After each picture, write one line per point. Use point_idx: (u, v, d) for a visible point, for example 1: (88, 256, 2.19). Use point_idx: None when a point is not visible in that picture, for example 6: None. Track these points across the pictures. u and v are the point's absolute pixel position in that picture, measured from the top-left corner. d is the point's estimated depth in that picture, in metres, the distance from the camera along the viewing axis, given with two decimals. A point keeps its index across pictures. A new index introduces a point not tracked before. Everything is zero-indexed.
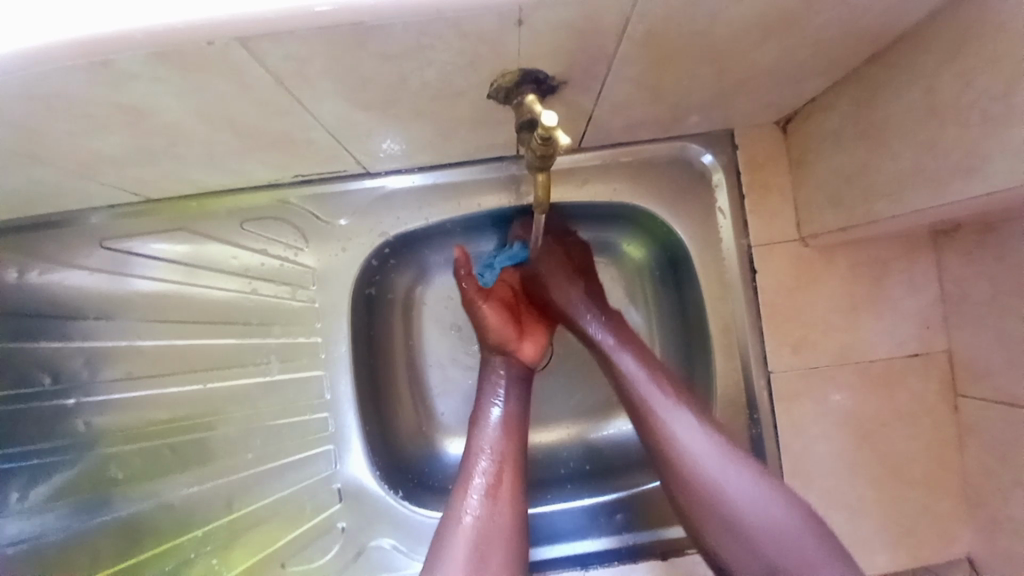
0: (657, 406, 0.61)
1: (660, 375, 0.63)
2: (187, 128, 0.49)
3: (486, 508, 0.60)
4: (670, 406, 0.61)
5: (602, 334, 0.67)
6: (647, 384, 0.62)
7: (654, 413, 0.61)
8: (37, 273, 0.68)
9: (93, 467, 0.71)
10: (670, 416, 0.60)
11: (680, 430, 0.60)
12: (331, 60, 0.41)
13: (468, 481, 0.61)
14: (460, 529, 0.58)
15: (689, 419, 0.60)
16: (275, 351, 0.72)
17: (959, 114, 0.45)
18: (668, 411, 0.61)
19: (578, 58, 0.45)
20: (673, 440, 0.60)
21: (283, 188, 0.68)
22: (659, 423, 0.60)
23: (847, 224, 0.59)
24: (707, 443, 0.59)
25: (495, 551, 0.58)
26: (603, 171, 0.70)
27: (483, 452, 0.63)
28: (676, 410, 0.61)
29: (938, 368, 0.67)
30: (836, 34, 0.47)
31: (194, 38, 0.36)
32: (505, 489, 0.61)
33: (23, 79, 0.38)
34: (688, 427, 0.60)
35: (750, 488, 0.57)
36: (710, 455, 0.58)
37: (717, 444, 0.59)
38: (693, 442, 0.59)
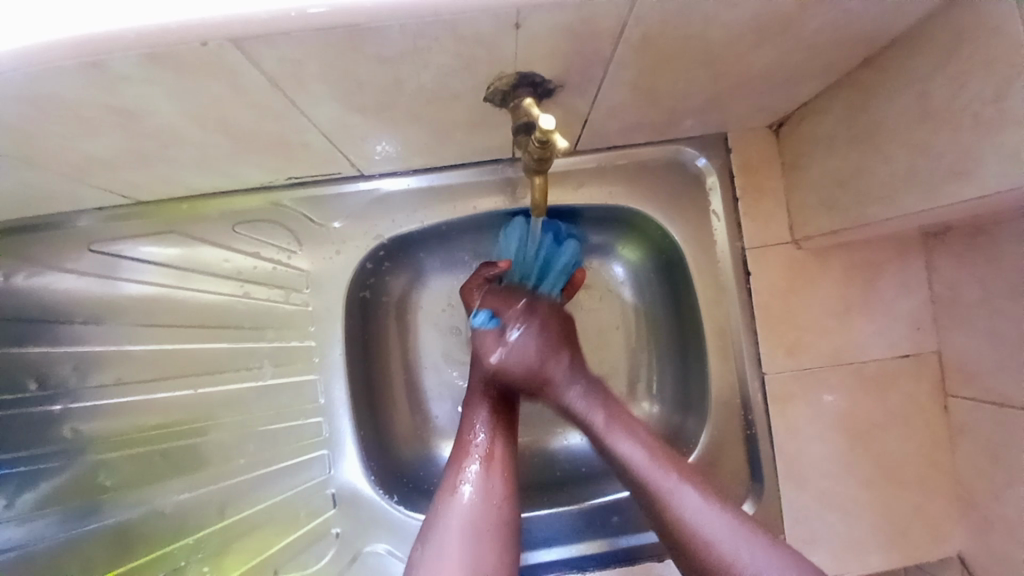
0: (662, 486, 0.56)
1: (659, 453, 0.59)
2: (180, 130, 0.48)
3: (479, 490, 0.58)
4: (677, 485, 0.56)
5: (591, 412, 0.62)
6: (649, 467, 0.58)
7: (662, 493, 0.56)
8: (24, 276, 0.67)
9: (81, 475, 0.70)
10: (677, 497, 0.56)
11: (691, 511, 0.55)
12: (328, 62, 0.41)
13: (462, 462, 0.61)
14: (452, 517, 0.56)
15: (697, 497, 0.56)
16: (268, 355, 0.72)
17: (952, 118, 0.45)
18: (675, 491, 0.56)
19: (575, 62, 0.45)
20: (686, 524, 0.54)
21: (276, 190, 0.67)
22: (669, 507, 0.55)
23: (841, 227, 0.60)
24: (722, 519, 0.54)
25: (487, 538, 0.55)
26: (598, 174, 0.70)
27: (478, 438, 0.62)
28: (685, 491, 0.56)
29: (928, 369, 0.68)
30: (830, 39, 0.47)
31: (188, 39, 0.36)
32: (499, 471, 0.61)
33: (12, 80, 0.38)
34: (697, 501, 0.55)
35: (775, 564, 0.51)
36: (725, 529, 0.54)
37: (729, 518, 0.54)
38: (707, 520, 0.54)
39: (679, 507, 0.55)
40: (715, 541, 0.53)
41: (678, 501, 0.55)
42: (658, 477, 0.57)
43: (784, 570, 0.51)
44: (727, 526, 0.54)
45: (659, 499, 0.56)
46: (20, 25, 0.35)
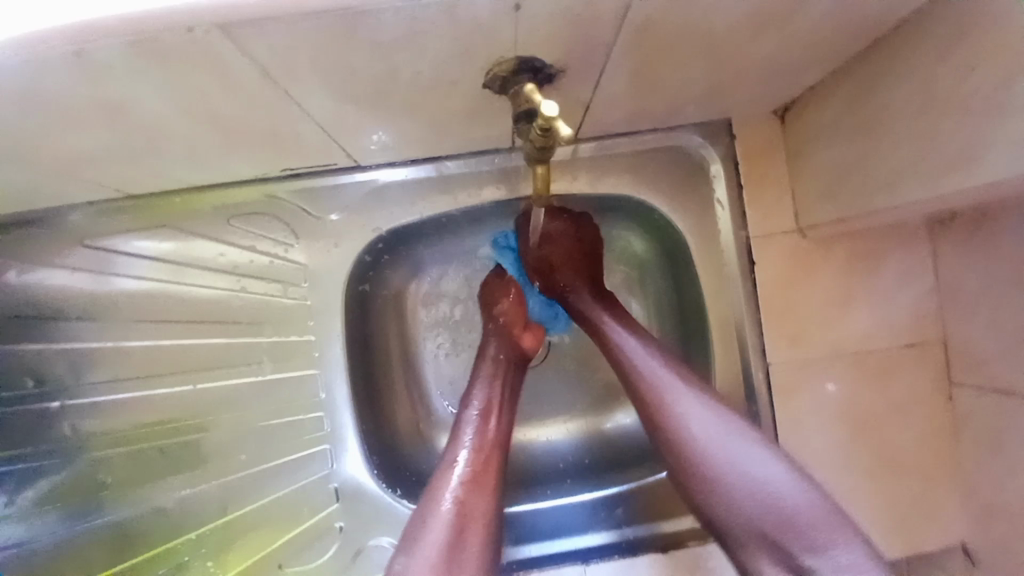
0: (671, 395, 0.59)
1: (676, 368, 0.61)
2: (169, 122, 0.47)
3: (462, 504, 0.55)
4: (686, 394, 0.59)
5: (648, 361, 0.61)
6: (664, 380, 0.60)
7: (665, 403, 0.59)
8: (16, 272, 0.65)
9: (83, 472, 0.69)
10: (683, 406, 0.58)
11: (694, 419, 0.58)
12: (320, 49, 0.39)
13: (439, 477, 0.57)
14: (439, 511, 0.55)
15: (704, 408, 0.58)
16: (267, 351, 0.71)
17: (959, 104, 0.44)
18: (682, 398, 0.59)
19: (576, 46, 0.44)
20: (687, 428, 0.58)
21: (271, 183, 0.65)
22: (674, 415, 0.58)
23: (847, 216, 0.59)
24: (723, 424, 0.57)
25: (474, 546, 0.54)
26: (600, 162, 0.69)
27: (466, 439, 0.60)
28: (691, 399, 0.59)
29: (933, 358, 0.67)
30: (841, 21, 0.46)
31: (172, 26, 0.34)
32: (484, 484, 0.57)
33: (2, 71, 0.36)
34: (702, 410, 0.58)
35: (771, 465, 0.56)
36: (723, 433, 0.57)
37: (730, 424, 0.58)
38: (711, 429, 0.57)
39: (684, 416, 0.58)
40: (711, 443, 0.57)
41: (682, 410, 0.58)
42: (700, 427, 0.57)
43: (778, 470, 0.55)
44: (729, 434, 0.57)
45: (665, 410, 0.59)
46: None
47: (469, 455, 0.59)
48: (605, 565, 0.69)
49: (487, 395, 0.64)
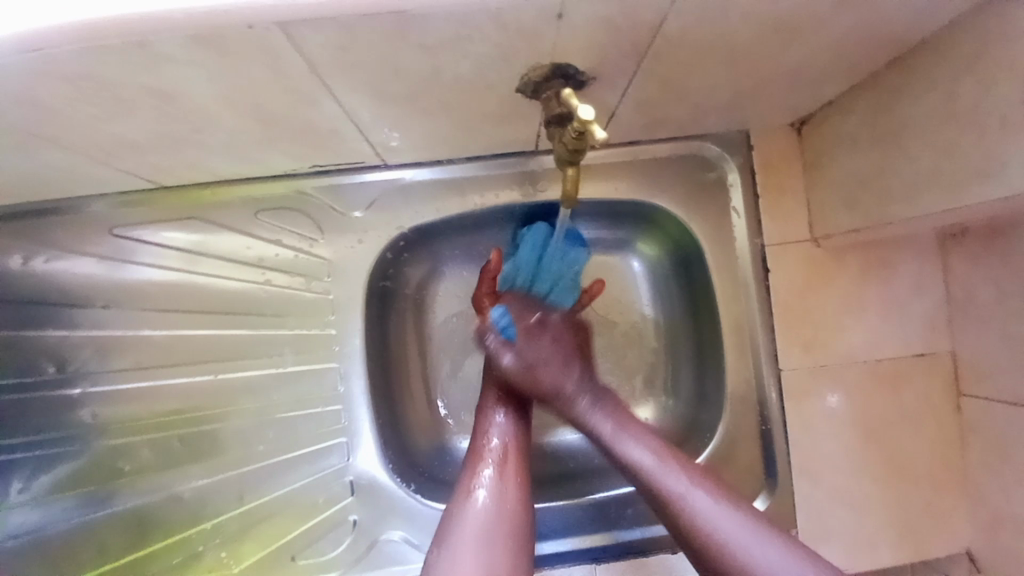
0: (667, 483, 0.57)
1: (670, 456, 0.59)
2: (210, 115, 0.48)
3: (498, 489, 0.59)
4: (688, 488, 0.56)
5: (634, 449, 0.60)
6: (660, 469, 0.58)
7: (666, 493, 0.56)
8: (44, 259, 0.67)
9: (100, 458, 0.70)
10: (688, 494, 0.56)
11: (699, 508, 0.55)
12: (368, 48, 0.41)
13: (481, 459, 0.62)
14: (465, 516, 0.57)
15: (711, 497, 0.55)
16: (289, 343, 0.72)
17: (977, 121, 0.46)
18: (686, 489, 0.56)
19: (610, 54, 0.46)
20: (694, 523, 0.54)
21: (300, 178, 0.67)
22: (683, 507, 0.55)
23: (863, 226, 0.60)
24: (734, 518, 0.54)
25: (504, 535, 0.56)
26: (621, 169, 0.70)
27: (490, 448, 0.63)
28: (698, 492, 0.56)
29: (943, 369, 0.68)
30: (865, 37, 0.47)
31: (231, 22, 0.36)
32: (516, 477, 0.61)
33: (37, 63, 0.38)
34: (707, 497, 0.55)
35: (779, 558, 0.51)
36: (732, 521, 0.54)
37: (741, 514, 0.54)
38: (717, 516, 0.54)
39: (687, 505, 0.55)
40: (720, 532, 0.53)
41: (687, 499, 0.55)
42: (703, 516, 0.54)
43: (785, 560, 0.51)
44: (740, 521, 0.53)
45: (667, 502, 0.56)
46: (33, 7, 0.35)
47: (493, 464, 0.61)
48: (615, 565, 0.71)
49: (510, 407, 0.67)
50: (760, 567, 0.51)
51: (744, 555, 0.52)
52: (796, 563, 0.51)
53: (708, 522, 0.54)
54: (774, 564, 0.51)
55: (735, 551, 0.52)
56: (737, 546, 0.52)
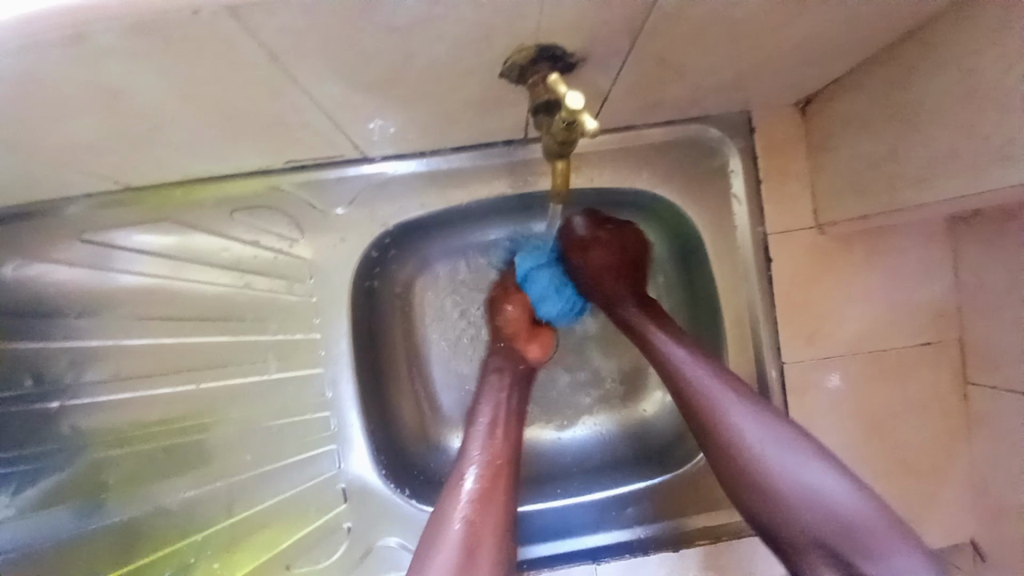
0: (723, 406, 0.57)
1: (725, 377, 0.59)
2: (170, 112, 0.45)
3: (474, 508, 0.56)
4: (737, 411, 0.57)
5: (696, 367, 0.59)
6: (712, 388, 0.58)
7: (720, 417, 0.57)
8: (12, 268, 0.63)
9: (83, 471, 0.68)
10: (733, 413, 0.57)
11: (749, 433, 0.56)
12: (332, 32, 0.37)
13: (461, 481, 0.58)
14: (449, 531, 0.54)
15: (757, 418, 0.57)
16: (272, 349, 0.69)
17: (996, 99, 0.42)
18: (732, 406, 0.57)
19: (600, 33, 0.42)
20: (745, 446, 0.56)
21: (275, 175, 0.63)
22: (717, 417, 0.57)
23: (872, 213, 0.57)
24: (764, 428, 0.56)
25: (485, 549, 0.54)
26: (616, 156, 0.67)
27: (472, 457, 0.59)
28: (739, 407, 0.57)
29: (951, 358, 0.66)
30: (877, 7, 0.44)
31: (174, 7, 0.32)
32: (496, 497, 0.57)
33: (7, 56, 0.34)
34: (752, 418, 0.56)
35: (821, 476, 0.54)
36: (779, 443, 0.56)
37: (783, 433, 0.56)
38: (760, 437, 0.56)
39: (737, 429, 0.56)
40: (751, 444, 0.56)
41: (731, 420, 0.57)
42: (754, 443, 0.56)
43: (824, 477, 0.54)
44: (777, 440, 0.56)
45: (717, 423, 0.57)
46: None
47: (476, 472, 0.58)
48: (616, 565, 0.68)
49: (496, 402, 0.64)
50: (785, 479, 0.54)
51: (772, 464, 0.55)
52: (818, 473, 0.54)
53: (750, 440, 0.56)
54: (799, 477, 0.54)
55: (775, 467, 0.55)
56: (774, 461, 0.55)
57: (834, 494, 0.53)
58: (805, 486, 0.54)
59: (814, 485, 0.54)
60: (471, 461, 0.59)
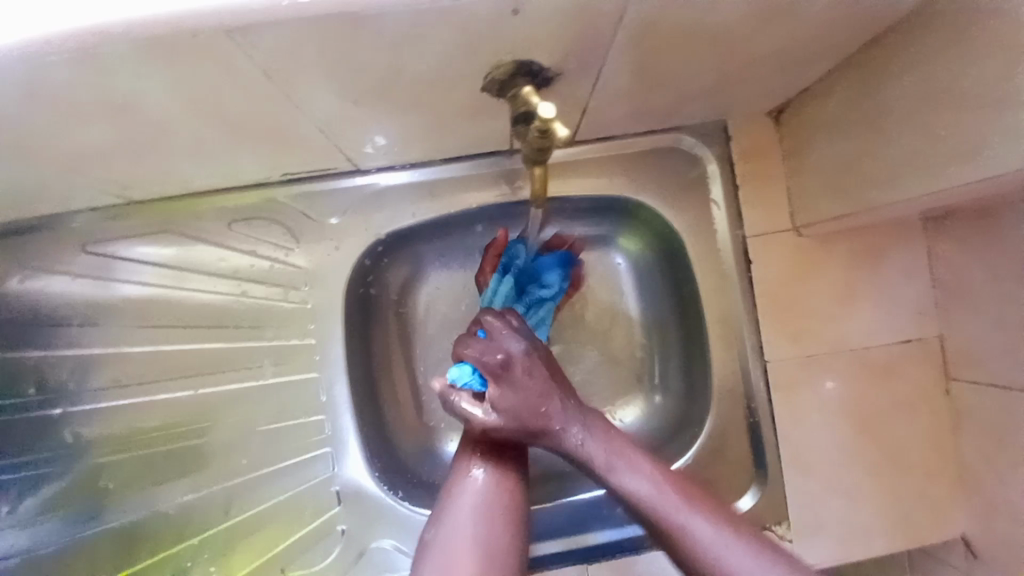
0: (673, 517, 0.51)
1: (661, 479, 0.54)
2: (172, 125, 0.47)
3: (492, 468, 0.56)
4: (689, 517, 0.51)
5: (632, 477, 0.54)
6: (656, 494, 0.52)
7: (670, 525, 0.51)
8: (19, 279, 0.66)
9: (84, 477, 0.70)
10: (681, 517, 0.51)
11: (710, 543, 0.49)
12: (324, 49, 0.40)
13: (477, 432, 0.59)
14: (466, 489, 0.55)
15: (703, 517, 0.51)
16: (268, 354, 0.71)
17: (959, 99, 0.44)
18: (678, 510, 0.51)
19: (576, 46, 0.45)
20: (701, 555, 0.49)
21: (271, 187, 0.66)
22: (667, 526, 0.51)
23: (845, 213, 0.59)
24: (716, 530, 0.50)
25: (502, 510, 0.54)
26: (599, 164, 0.69)
27: None
28: (696, 517, 0.51)
29: (932, 354, 0.68)
30: (838, 19, 0.46)
31: (180, 28, 0.35)
32: (512, 455, 0.58)
33: (22, 75, 0.37)
34: (705, 524, 0.50)
35: None
36: (748, 560, 0.48)
37: (747, 543, 0.49)
38: (714, 543, 0.49)
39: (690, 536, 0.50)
40: (708, 551, 0.49)
41: (684, 524, 0.51)
42: (723, 558, 0.49)
43: None
44: (733, 544, 0.49)
45: (667, 532, 0.51)
46: None
47: (492, 430, 0.59)
48: (605, 565, 0.70)
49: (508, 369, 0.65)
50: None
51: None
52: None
53: (716, 555, 0.49)
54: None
55: None
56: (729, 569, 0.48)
57: None
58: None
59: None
60: None
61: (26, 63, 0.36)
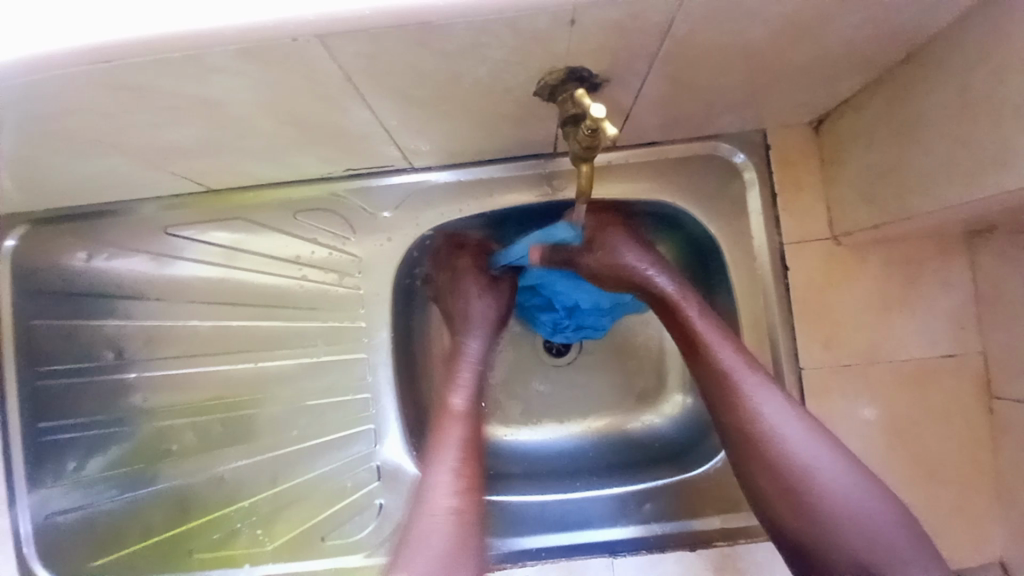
0: (747, 389, 0.60)
1: (745, 352, 0.62)
2: (257, 121, 0.53)
3: (458, 500, 0.59)
4: (762, 391, 0.60)
5: (723, 347, 0.62)
6: (736, 367, 0.61)
7: (744, 397, 0.60)
8: (106, 256, 0.73)
9: (150, 438, 0.77)
10: (759, 395, 0.60)
11: (773, 418, 0.59)
12: (396, 55, 0.44)
13: (439, 467, 0.61)
14: (437, 521, 0.58)
15: (777, 398, 0.60)
16: (321, 335, 0.76)
17: (996, 109, 0.45)
18: (757, 389, 0.60)
19: (621, 55, 0.48)
20: (765, 426, 0.59)
21: (334, 182, 0.71)
22: (738, 394, 0.60)
23: (882, 221, 0.60)
24: (789, 414, 0.59)
25: (471, 538, 0.58)
26: (637, 168, 0.72)
27: (450, 442, 0.63)
28: (763, 391, 0.60)
29: (972, 369, 0.67)
30: (875, 34, 0.48)
31: (277, 34, 0.40)
32: (472, 483, 0.61)
33: (137, 71, 0.43)
34: (777, 407, 0.59)
35: (854, 492, 0.56)
36: (804, 439, 0.58)
37: (807, 428, 0.59)
38: (783, 422, 0.59)
39: (757, 407, 0.60)
40: (777, 433, 0.59)
41: (758, 402, 0.60)
42: (779, 438, 0.59)
43: (857, 492, 0.56)
44: (801, 428, 0.59)
45: (739, 397, 0.60)
46: (114, 24, 0.39)
47: (455, 459, 0.62)
48: (633, 559, 0.70)
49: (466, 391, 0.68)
50: (815, 475, 0.57)
51: (813, 469, 0.57)
52: (841, 462, 0.58)
53: (773, 429, 0.59)
54: (831, 476, 0.57)
55: (800, 467, 0.57)
56: (800, 457, 0.58)
57: (852, 496, 0.56)
58: (836, 492, 0.56)
59: (848, 492, 0.56)
60: (448, 448, 0.63)
61: (143, 64, 0.42)
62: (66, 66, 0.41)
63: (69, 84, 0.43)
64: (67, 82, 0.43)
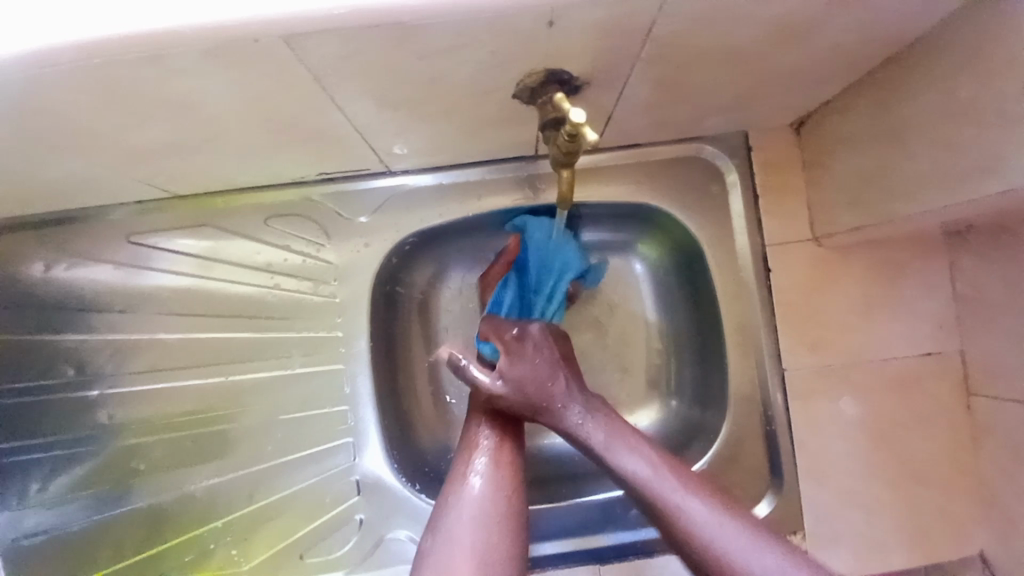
0: (666, 496, 0.53)
1: (666, 460, 0.56)
2: (225, 125, 0.50)
3: (489, 485, 0.55)
4: (684, 496, 0.53)
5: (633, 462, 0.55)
6: (654, 479, 0.54)
7: (665, 503, 0.53)
8: (66, 266, 0.70)
9: (117, 457, 0.73)
10: (679, 499, 0.53)
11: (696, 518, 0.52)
12: (370, 57, 0.42)
13: (472, 449, 0.58)
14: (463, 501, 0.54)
15: (703, 499, 0.53)
16: (297, 345, 0.74)
17: (982, 113, 0.45)
18: (675, 493, 0.53)
19: (604, 58, 0.47)
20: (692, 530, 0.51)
21: (308, 185, 0.69)
22: (660, 503, 0.53)
23: (865, 223, 0.60)
24: (715, 506, 0.52)
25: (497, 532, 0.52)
26: (620, 171, 0.71)
27: (484, 422, 0.60)
28: (691, 497, 0.53)
29: (951, 369, 0.68)
30: (859, 38, 0.48)
31: (242, 35, 0.38)
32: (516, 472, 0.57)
33: (92, 75, 0.40)
34: (702, 505, 0.52)
35: None
36: (735, 535, 0.51)
37: (740, 523, 0.52)
38: (714, 525, 0.51)
39: (682, 513, 0.52)
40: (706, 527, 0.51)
41: (681, 505, 0.52)
42: (714, 539, 0.51)
43: None
44: (729, 524, 0.51)
45: (661, 508, 0.53)
46: (66, 26, 0.37)
47: (486, 448, 0.58)
48: (618, 566, 0.70)
49: None
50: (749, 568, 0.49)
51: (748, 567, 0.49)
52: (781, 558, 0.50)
53: (702, 529, 0.51)
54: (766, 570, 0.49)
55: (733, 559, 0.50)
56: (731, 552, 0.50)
57: None
58: None
59: None
60: (483, 427, 0.60)
61: (99, 66, 0.39)
62: (16, 69, 0.38)
63: (22, 90, 0.40)
64: (17, 86, 0.40)
